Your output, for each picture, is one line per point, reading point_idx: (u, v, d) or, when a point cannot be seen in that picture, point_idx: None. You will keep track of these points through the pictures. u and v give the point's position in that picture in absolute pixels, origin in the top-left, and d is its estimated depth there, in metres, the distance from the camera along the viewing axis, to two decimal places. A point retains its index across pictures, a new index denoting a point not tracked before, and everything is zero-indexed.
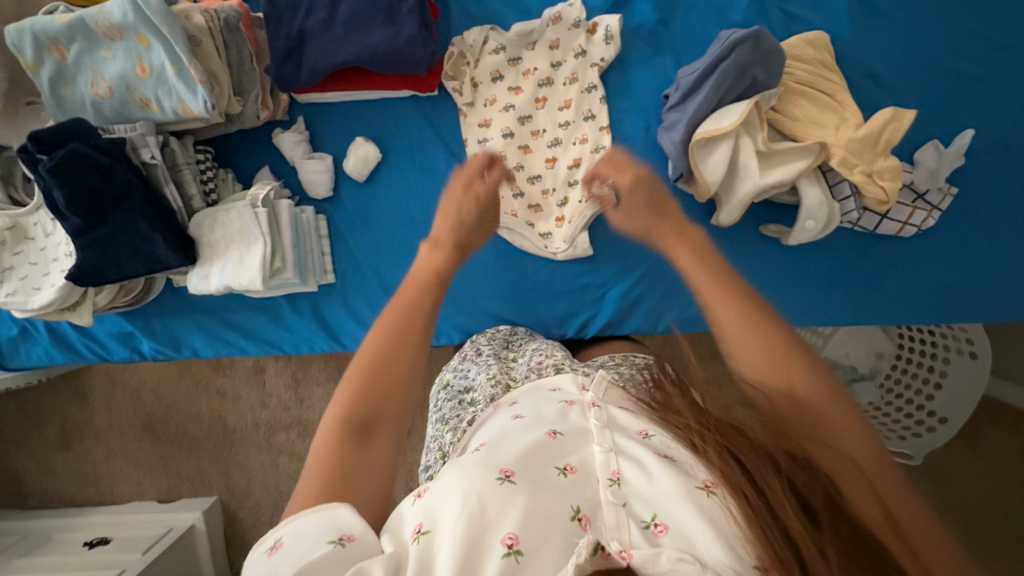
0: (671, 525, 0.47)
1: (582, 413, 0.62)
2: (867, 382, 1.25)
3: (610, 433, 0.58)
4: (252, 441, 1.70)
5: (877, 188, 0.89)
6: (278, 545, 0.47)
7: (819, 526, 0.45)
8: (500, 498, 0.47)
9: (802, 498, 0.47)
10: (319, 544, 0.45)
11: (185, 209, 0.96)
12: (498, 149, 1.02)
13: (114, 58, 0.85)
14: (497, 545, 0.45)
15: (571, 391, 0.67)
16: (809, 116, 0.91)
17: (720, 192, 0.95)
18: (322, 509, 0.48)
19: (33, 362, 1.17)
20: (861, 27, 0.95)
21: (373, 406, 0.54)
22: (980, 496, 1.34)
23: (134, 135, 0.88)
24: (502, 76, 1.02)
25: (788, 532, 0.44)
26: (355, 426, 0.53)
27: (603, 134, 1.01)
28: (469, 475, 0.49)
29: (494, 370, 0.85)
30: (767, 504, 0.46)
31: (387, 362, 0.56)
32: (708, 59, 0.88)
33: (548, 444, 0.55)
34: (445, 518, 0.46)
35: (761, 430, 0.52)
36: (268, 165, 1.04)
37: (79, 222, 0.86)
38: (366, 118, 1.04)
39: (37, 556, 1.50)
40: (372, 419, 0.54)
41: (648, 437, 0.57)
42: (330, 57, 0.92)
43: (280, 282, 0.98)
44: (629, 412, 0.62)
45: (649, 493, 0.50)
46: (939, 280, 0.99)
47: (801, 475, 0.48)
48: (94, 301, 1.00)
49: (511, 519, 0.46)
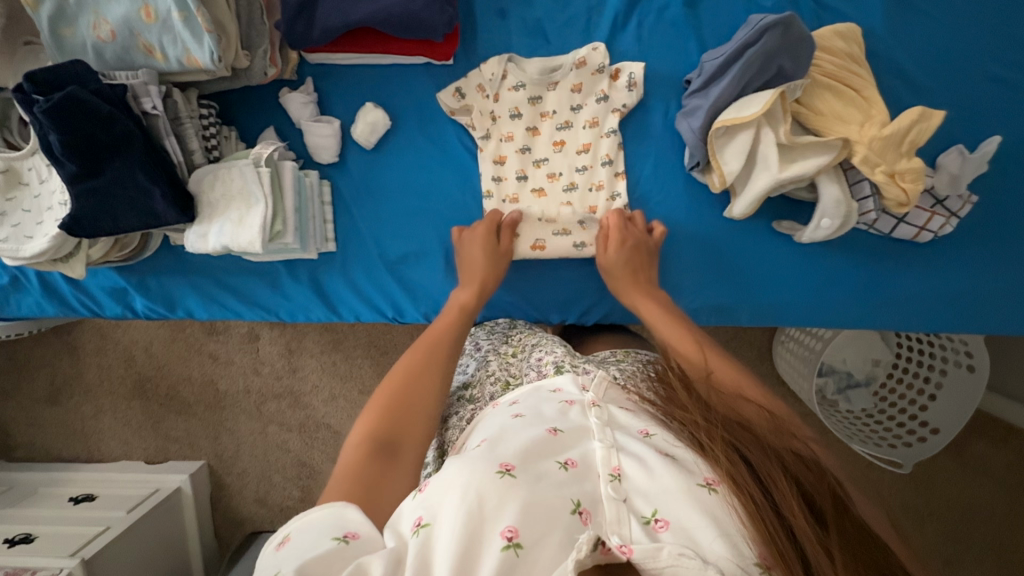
0: (671, 520, 0.48)
1: (582, 412, 0.60)
2: (862, 388, 1.26)
3: (610, 430, 0.57)
4: (243, 408, 1.69)
5: (897, 189, 0.86)
6: (286, 539, 0.49)
7: (825, 526, 0.47)
8: (498, 493, 0.47)
9: (808, 499, 0.49)
10: (323, 538, 0.47)
11: (185, 164, 0.92)
12: (512, 191, 1.01)
13: (117, 0, 0.80)
14: (497, 538, 0.45)
15: (572, 392, 0.64)
16: (833, 111, 0.88)
17: (736, 183, 0.93)
18: (332, 506, 0.51)
19: (23, 313, 1.15)
20: (893, 22, 0.92)
21: (394, 427, 0.63)
22: (962, 506, 1.35)
23: (135, 83, 0.84)
24: (520, 114, 0.99)
25: (793, 529, 0.46)
26: (379, 442, 0.61)
27: (618, 180, 0.99)
28: (469, 469, 0.49)
29: (494, 367, 0.86)
30: (772, 502, 0.48)
31: (411, 389, 0.68)
32: (735, 44, 0.85)
33: (548, 441, 0.55)
34: (446, 511, 0.47)
35: (768, 429, 0.54)
36: (273, 126, 1.01)
37: (76, 169, 0.83)
38: (375, 84, 1.01)
39: (21, 508, 1.50)
40: (393, 438, 0.62)
41: (650, 436, 0.56)
42: (344, 15, 0.88)
43: (279, 246, 0.95)
44: (629, 411, 0.61)
45: (651, 490, 0.50)
46: (949, 289, 0.98)
47: (807, 475, 0.50)
48: (89, 254, 0.98)
49: (509, 513, 0.46)
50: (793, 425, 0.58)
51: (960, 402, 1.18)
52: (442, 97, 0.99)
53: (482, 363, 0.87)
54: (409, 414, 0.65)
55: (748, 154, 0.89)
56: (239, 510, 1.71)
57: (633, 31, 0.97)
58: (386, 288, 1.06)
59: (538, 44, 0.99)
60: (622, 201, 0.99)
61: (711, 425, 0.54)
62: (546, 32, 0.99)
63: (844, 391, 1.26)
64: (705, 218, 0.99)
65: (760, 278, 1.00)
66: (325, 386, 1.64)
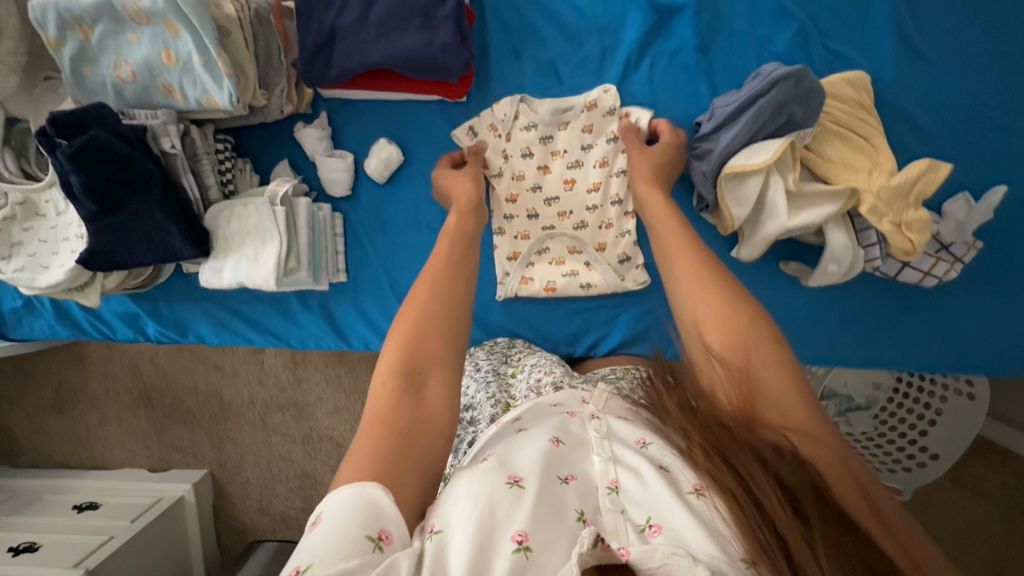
0: (664, 525, 0.48)
1: (581, 424, 0.61)
2: (863, 412, 1.23)
3: (608, 442, 0.57)
4: (247, 418, 1.70)
5: (903, 239, 0.87)
6: (318, 520, 0.47)
7: (805, 517, 0.45)
8: (508, 501, 0.49)
9: (789, 494, 0.47)
10: (356, 533, 0.45)
11: (201, 200, 0.94)
12: (522, 228, 1.04)
13: (139, 42, 0.82)
14: (507, 542, 0.46)
15: (573, 405, 0.66)
16: (842, 158, 0.90)
17: (745, 227, 0.94)
18: (363, 488, 0.48)
19: (35, 335, 1.16)
20: (902, 70, 0.93)
21: (419, 355, 0.60)
22: (960, 526, 1.36)
23: (155, 123, 0.86)
24: (531, 153, 1.01)
25: (776, 526, 0.45)
26: (405, 372, 0.58)
27: (627, 219, 1.02)
28: (477, 479, 0.51)
29: (493, 389, 0.88)
30: (753, 497, 0.47)
31: (429, 313, 0.63)
32: (747, 93, 0.87)
33: (553, 453, 0.55)
34: (457, 519, 0.48)
35: (742, 424, 0.53)
36: (287, 159, 1.02)
37: (94, 208, 0.84)
38: (389, 119, 1.02)
39: (25, 516, 1.51)
40: (420, 366, 0.59)
41: (646, 446, 0.56)
42: (361, 57, 0.89)
43: (292, 281, 0.96)
44: (628, 421, 0.61)
45: (645, 498, 0.51)
46: (955, 331, 0.98)
47: (786, 468, 0.48)
48: (104, 283, 0.99)
49: (519, 517, 0.48)
50: (770, 413, 0.55)
51: (960, 427, 1.20)
52: (456, 135, 1.00)
53: (483, 385, 0.90)
54: (432, 337, 0.61)
55: (756, 200, 0.91)
56: (242, 518, 1.72)
57: (645, 72, 0.99)
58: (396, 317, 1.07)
59: (550, 83, 1.01)
60: (631, 238, 1.02)
61: (690, 428, 0.53)
62: (559, 70, 1.00)
63: (845, 415, 1.24)
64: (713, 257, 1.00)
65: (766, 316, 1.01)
66: (329, 399, 1.65)
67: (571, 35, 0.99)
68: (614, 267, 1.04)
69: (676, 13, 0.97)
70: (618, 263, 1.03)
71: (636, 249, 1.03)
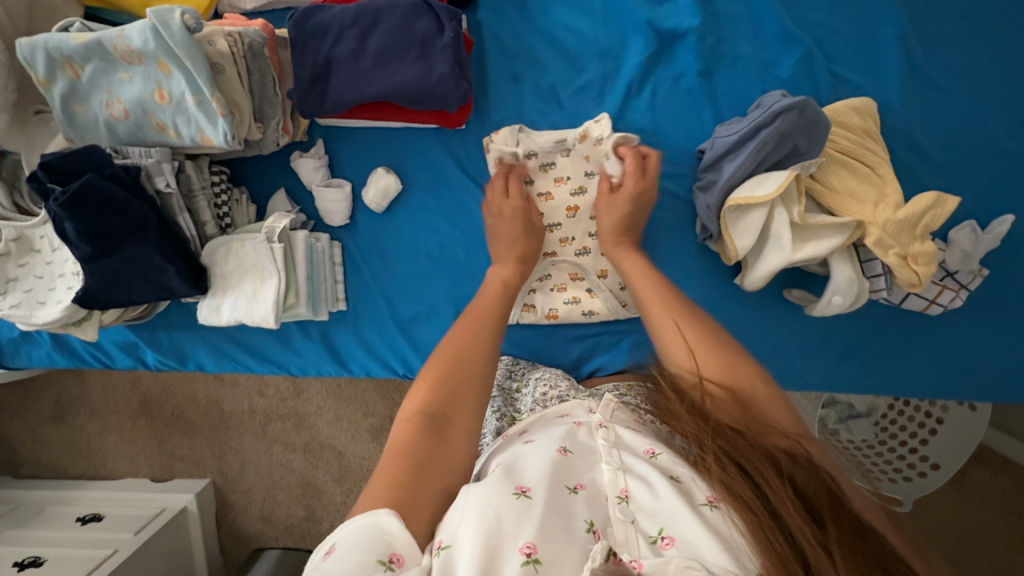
0: (676, 537, 0.48)
1: (589, 433, 0.62)
2: (863, 419, 1.25)
3: (617, 451, 0.58)
4: (247, 427, 1.70)
5: (909, 271, 0.86)
6: (331, 550, 0.47)
7: (821, 523, 0.47)
8: (516, 512, 0.49)
9: (804, 498, 0.49)
10: (368, 558, 0.45)
11: (198, 237, 0.93)
12: None
13: (131, 81, 0.80)
14: (515, 554, 0.46)
15: (580, 415, 0.68)
16: (847, 188, 0.89)
17: (749, 256, 0.93)
18: (375, 515, 0.49)
19: (33, 363, 1.15)
20: (909, 96, 0.92)
21: (446, 400, 0.61)
22: (959, 532, 1.31)
23: (149, 162, 0.84)
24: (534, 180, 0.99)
25: (791, 531, 0.46)
26: (431, 414, 0.59)
27: None
28: (487, 490, 0.51)
29: (499, 403, 0.91)
30: (768, 505, 0.48)
31: (458, 357, 0.65)
32: (748, 125, 0.85)
33: (561, 462, 0.56)
34: (465, 531, 0.48)
35: (755, 429, 0.55)
36: (284, 188, 1.00)
37: (90, 251, 0.82)
38: (387, 148, 1.00)
39: (28, 528, 1.51)
40: (446, 410, 0.60)
41: (655, 456, 0.57)
42: (357, 90, 0.87)
43: (290, 314, 0.97)
44: (635, 431, 0.62)
45: (657, 509, 0.51)
46: (961, 357, 0.98)
47: (801, 473, 0.50)
48: (101, 318, 0.98)
49: (527, 530, 0.47)
50: (774, 417, 0.57)
51: (961, 438, 1.18)
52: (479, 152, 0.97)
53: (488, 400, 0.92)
54: (462, 384, 0.63)
55: (761, 231, 0.89)
56: (246, 526, 1.71)
57: (647, 97, 0.97)
58: (397, 346, 1.05)
59: (550, 110, 0.98)
60: None
61: (701, 434, 0.55)
62: (559, 96, 0.98)
63: (845, 422, 1.26)
64: (717, 284, 0.99)
65: (773, 344, 0.99)
66: (329, 408, 1.65)
67: (571, 60, 0.97)
68: (618, 293, 1.02)
69: (678, 38, 0.95)
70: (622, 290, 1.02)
71: None
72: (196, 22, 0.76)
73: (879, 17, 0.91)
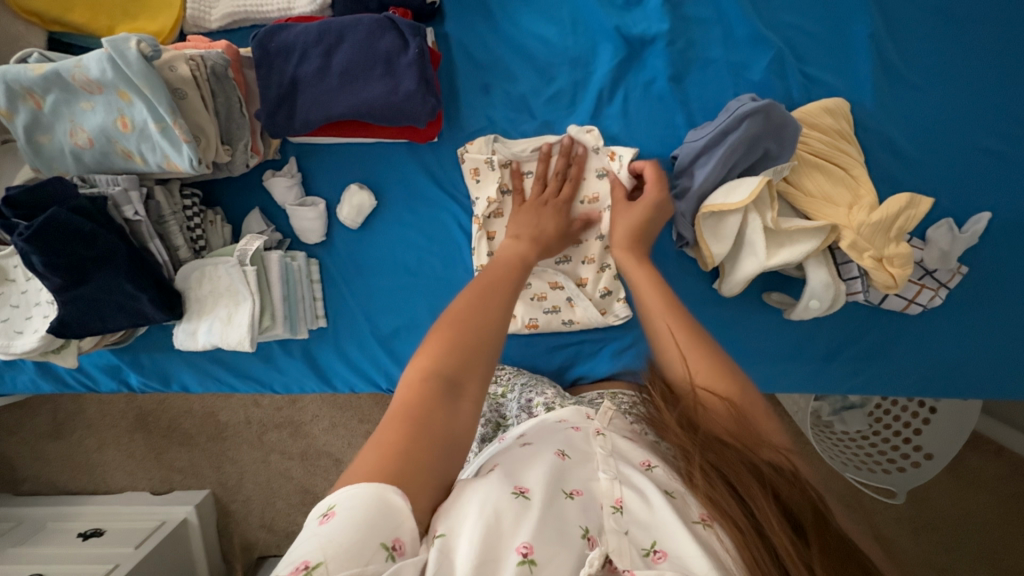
0: (669, 551, 0.46)
1: (586, 438, 0.57)
2: (857, 409, 1.24)
3: (614, 460, 0.54)
4: (244, 437, 1.70)
5: (885, 274, 0.85)
6: (330, 514, 0.42)
7: (806, 541, 0.46)
8: (515, 512, 0.46)
9: (790, 513, 0.48)
10: (372, 541, 0.40)
11: (171, 262, 0.93)
12: None
13: (93, 110, 0.80)
14: (513, 554, 0.43)
15: (577, 418, 0.61)
16: (822, 192, 0.88)
17: (726, 262, 0.92)
18: (382, 490, 0.43)
19: (18, 389, 1.15)
20: (882, 95, 0.91)
21: (460, 364, 0.54)
22: (956, 519, 1.29)
23: (116, 191, 0.84)
24: (510, 189, 0.97)
25: (776, 550, 0.45)
26: (443, 377, 0.52)
27: (609, 253, 1.00)
28: (485, 487, 0.48)
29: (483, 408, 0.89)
30: (754, 521, 0.47)
31: (474, 319, 0.58)
32: (714, 130, 0.85)
33: (558, 466, 0.52)
34: (462, 523, 0.45)
35: (749, 442, 0.52)
36: (258, 208, 1.00)
37: (60, 281, 0.82)
38: (361, 164, 1.00)
39: (29, 546, 1.51)
40: (459, 376, 0.53)
41: (651, 469, 0.54)
42: (324, 109, 0.87)
43: (268, 335, 0.98)
44: (631, 441, 0.58)
45: (651, 522, 0.48)
46: (944, 354, 0.97)
47: (788, 488, 0.49)
48: (80, 345, 0.98)
49: (525, 529, 0.45)
50: (772, 432, 0.55)
51: (954, 426, 1.16)
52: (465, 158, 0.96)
53: None
54: (476, 350, 0.56)
55: (736, 237, 0.89)
56: (247, 535, 1.72)
57: (619, 104, 0.96)
58: (379, 361, 1.04)
59: (523, 119, 0.97)
60: (612, 272, 1.00)
61: (689, 446, 0.52)
62: (531, 106, 0.97)
63: (839, 413, 1.24)
64: (697, 291, 0.98)
65: (756, 349, 0.99)
66: (324, 416, 1.65)
67: (542, 70, 0.96)
68: (598, 301, 1.02)
69: (648, 44, 0.94)
70: (600, 297, 1.02)
71: (617, 283, 1.01)
72: (153, 50, 0.76)
73: (849, 17, 0.90)
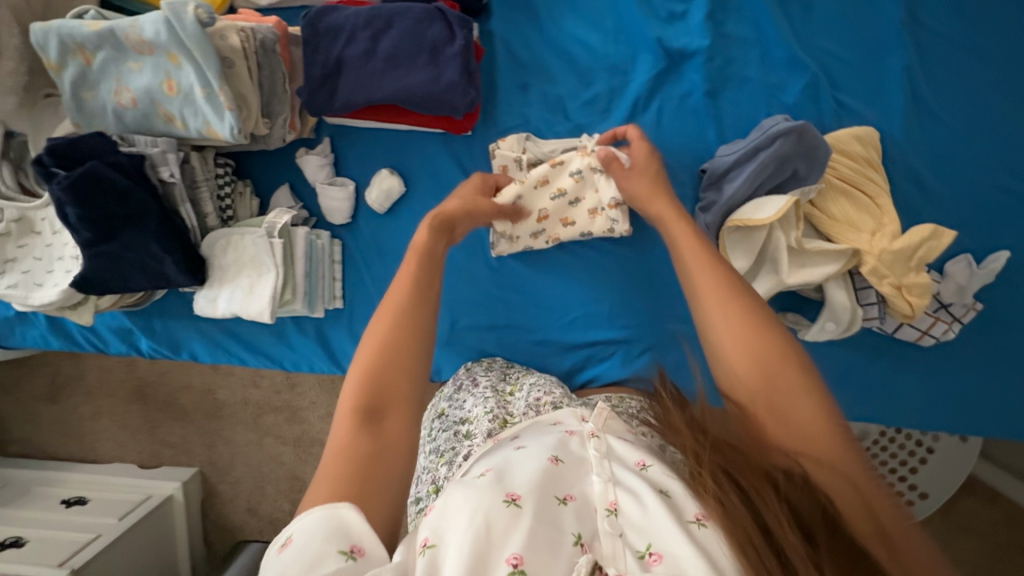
0: (665, 554, 0.45)
1: (581, 442, 0.57)
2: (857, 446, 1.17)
3: (607, 463, 0.54)
4: (240, 418, 1.68)
5: (903, 302, 0.87)
6: (288, 542, 0.44)
7: (815, 543, 0.44)
8: (505, 522, 0.46)
9: (798, 517, 0.46)
10: (328, 548, 0.43)
11: (199, 228, 0.94)
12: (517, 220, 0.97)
13: (141, 71, 0.81)
14: (502, 564, 0.43)
15: (571, 424, 0.62)
16: (846, 216, 0.89)
17: (746, 278, 0.93)
18: (335, 509, 0.46)
19: (27, 344, 1.15)
20: (912, 127, 0.93)
21: (380, 389, 0.55)
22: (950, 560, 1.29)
23: (154, 152, 0.85)
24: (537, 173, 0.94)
25: (781, 548, 0.43)
26: (364, 410, 0.53)
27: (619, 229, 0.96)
28: (476, 493, 0.48)
29: (491, 404, 0.88)
30: (760, 520, 0.45)
31: (389, 342, 0.57)
32: (748, 146, 0.87)
33: (552, 472, 0.52)
34: (454, 533, 0.45)
35: (752, 450, 0.52)
36: (288, 183, 1.01)
37: (89, 235, 0.84)
38: (393, 151, 1.01)
39: (13, 507, 1.50)
40: (382, 402, 0.54)
41: (646, 469, 0.53)
42: (366, 91, 0.88)
43: (286, 310, 0.99)
44: (628, 442, 0.57)
45: (646, 524, 0.47)
46: (954, 390, 0.98)
47: (796, 493, 0.47)
48: (97, 303, 0.98)
49: (515, 540, 0.45)
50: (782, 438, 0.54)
51: (952, 469, 1.18)
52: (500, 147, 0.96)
53: (480, 399, 0.90)
54: (387, 372, 0.56)
55: (757, 254, 0.90)
56: (231, 517, 1.70)
57: (654, 114, 0.97)
58: None
59: (557, 120, 0.99)
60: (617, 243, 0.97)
61: (698, 447, 0.51)
62: (566, 108, 0.99)
63: None
64: None
65: None
66: (322, 403, 1.64)
67: (581, 74, 0.98)
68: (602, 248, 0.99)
69: (687, 58, 0.96)
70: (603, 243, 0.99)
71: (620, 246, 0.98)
72: (209, 17, 0.78)
73: (885, 49, 0.92)
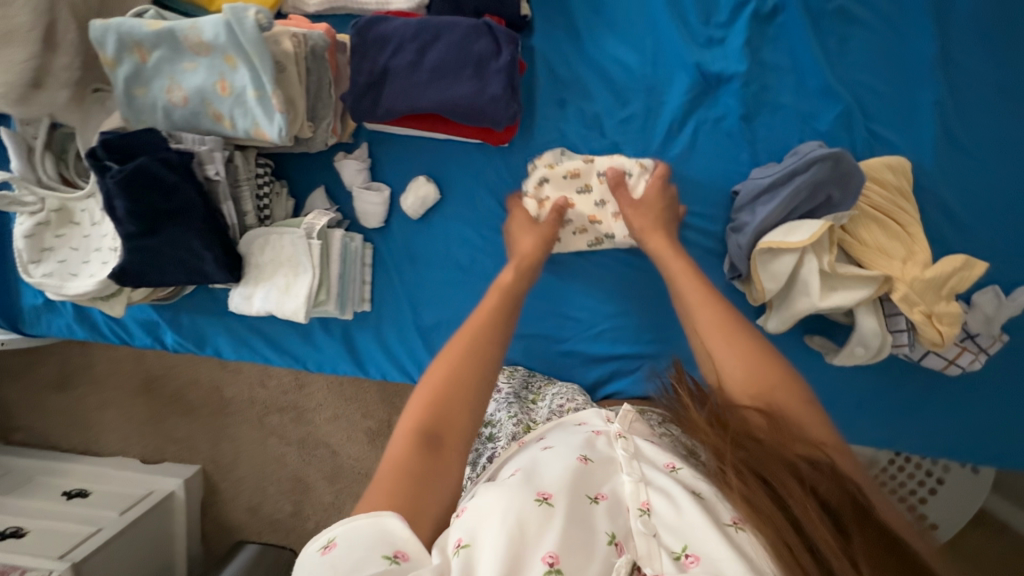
0: (701, 554, 0.44)
1: (608, 442, 0.57)
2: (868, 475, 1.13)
3: (638, 463, 0.54)
4: (246, 416, 1.67)
5: (934, 330, 0.87)
6: (331, 545, 0.45)
7: (846, 532, 0.44)
8: (539, 520, 0.46)
9: (827, 507, 0.46)
10: (373, 554, 0.43)
11: (238, 226, 0.96)
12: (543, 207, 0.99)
13: (195, 71, 0.83)
14: (538, 563, 0.43)
15: (597, 424, 0.61)
16: (878, 244, 0.90)
17: (776, 298, 0.95)
18: (379, 516, 0.46)
19: (51, 333, 1.16)
20: (942, 159, 0.94)
21: (441, 416, 0.55)
22: None
23: (202, 149, 0.87)
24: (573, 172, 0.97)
25: (813, 544, 0.43)
26: (425, 435, 0.53)
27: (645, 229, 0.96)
28: (509, 494, 0.48)
29: (515, 410, 0.89)
30: (790, 517, 0.45)
31: (455, 375, 0.58)
32: (784, 170, 0.89)
33: (581, 472, 0.52)
34: (488, 533, 0.45)
35: (777, 440, 0.51)
36: (323, 186, 1.02)
37: (134, 229, 0.86)
38: (429, 158, 1.02)
39: (17, 496, 1.49)
40: (442, 431, 0.54)
41: (676, 470, 0.52)
42: (410, 100, 0.90)
43: (319, 310, 0.99)
44: (656, 444, 0.57)
45: (679, 524, 0.47)
46: (975, 419, 0.98)
47: (824, 483, 0.47)
48: (130, 295, 0.99)
49: (550, 538, 0.45)
50: (799, 428, 0.54)
51: (962, 500, 1.16)
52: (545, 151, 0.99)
53: (505, 405, 0.90)
54: (452, 400, 0.56)
55: (789, 276, 0.91)
56: (231, 516, 1.69)
57: (688, 135, 0.99)
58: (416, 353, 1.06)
59: (593, 137, 1.00)
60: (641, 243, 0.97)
61: (720, 445, 0.51)
62: (602, 125, 1.00)
63: None
64: None
65: None
66: (329, 405, 1.62)
67: (618, 93, 1.00)
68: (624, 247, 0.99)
69: (723, 81, 0.98)
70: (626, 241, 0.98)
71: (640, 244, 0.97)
72: (268, 21, 0.80)
73: (919, 83, 0.94)
